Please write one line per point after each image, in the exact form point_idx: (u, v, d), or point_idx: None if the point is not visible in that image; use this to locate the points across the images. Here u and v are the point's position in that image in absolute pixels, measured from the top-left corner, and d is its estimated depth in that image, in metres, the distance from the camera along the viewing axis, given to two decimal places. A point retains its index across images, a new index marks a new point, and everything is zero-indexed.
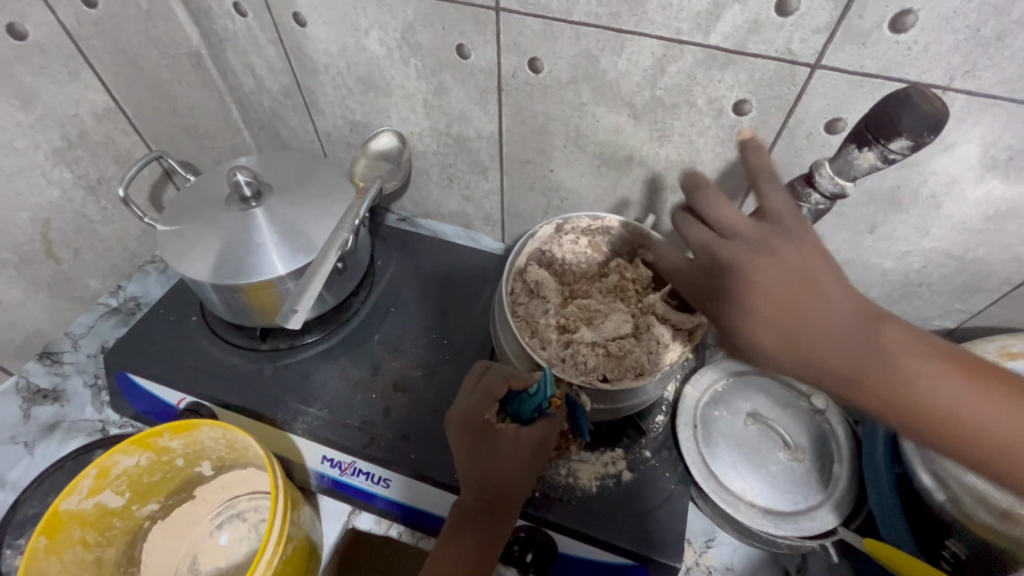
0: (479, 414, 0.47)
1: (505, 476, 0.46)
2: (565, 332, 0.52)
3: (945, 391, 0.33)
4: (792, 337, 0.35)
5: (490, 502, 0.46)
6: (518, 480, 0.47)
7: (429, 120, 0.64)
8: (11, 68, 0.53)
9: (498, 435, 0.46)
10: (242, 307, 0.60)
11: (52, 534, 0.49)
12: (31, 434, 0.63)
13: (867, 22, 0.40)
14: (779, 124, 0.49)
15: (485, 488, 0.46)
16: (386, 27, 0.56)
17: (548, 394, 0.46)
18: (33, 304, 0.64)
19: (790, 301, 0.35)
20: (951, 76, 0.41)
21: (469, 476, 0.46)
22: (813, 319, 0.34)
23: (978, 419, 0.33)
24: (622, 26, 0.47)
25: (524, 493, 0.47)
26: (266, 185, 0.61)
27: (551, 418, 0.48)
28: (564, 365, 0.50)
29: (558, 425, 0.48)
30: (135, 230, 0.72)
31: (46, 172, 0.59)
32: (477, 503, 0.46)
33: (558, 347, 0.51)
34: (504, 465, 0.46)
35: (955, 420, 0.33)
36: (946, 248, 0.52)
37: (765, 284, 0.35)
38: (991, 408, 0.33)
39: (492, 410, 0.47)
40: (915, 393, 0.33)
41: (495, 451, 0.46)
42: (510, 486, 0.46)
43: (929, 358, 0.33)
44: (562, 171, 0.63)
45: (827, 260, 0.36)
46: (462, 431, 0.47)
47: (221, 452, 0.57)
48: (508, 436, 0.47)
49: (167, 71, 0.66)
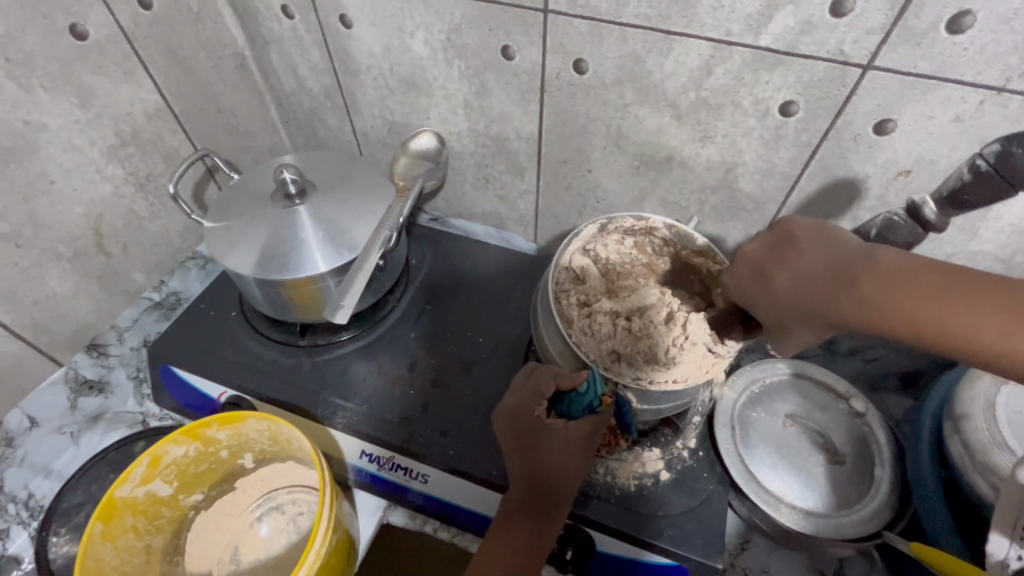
0: (529, 410, 0.48)
1: (556, 470, 0.47)
2: (593, 306, 0.52)
3: (978, 312, 0.31)
4: (795, 301, 0.37)
5: (540, 496, 0.47)
6: (565, 478, 0.47)
7: (468, 120, 0.65)
8: (72, 68, 0.54)
9: (547, 430, 0.47)
10: (284, 303, 0.61)
11: (107, 520, 0.50)
12: (76, 424, 0.64)
13: (922, 23, 0.40)
14: (826, 125, 0.49)
15: (534, 482, 0.47)
16: (432, 28, 0.57)
17: (599, 392, 0.48)
18: (83, 298, 0.66)
19: (782, 266, 0.39)
20: (1006, 78, 0.41)
21: (520, 468, 0.48)
22: (809, 279, 0.37)
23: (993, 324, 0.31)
24: (671, 28, 0.48)
25: (572, 488, 0.48)
26: (310, 183, 0.62)
27: (601, 416, 0.48)
28: (579, 341, 0.50)
29: (606, 421, 0.49)
30: (177, 227, 0.74)
31: (100, 168, 0.61)
32: (526, 499, 0.47)
33: (579, 320, 0.51)
34: (555, 459, 0.47)
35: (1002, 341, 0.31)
36: (993, 250, 0.52)
37: (758, 262, 0.40)
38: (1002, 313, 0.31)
39: (542, 406, 0.48)
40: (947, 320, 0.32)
41: (543, 446, 0.47)
42: (557, 483, 0.47)
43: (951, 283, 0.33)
44: (601, 172, 0.63)
45: (816, 225, 0.39)
46: (513, 426, 0.48)
47: (264, 444, 0.58)
48: (558, 431, 0.48)
49: (214, 72, 0.68)
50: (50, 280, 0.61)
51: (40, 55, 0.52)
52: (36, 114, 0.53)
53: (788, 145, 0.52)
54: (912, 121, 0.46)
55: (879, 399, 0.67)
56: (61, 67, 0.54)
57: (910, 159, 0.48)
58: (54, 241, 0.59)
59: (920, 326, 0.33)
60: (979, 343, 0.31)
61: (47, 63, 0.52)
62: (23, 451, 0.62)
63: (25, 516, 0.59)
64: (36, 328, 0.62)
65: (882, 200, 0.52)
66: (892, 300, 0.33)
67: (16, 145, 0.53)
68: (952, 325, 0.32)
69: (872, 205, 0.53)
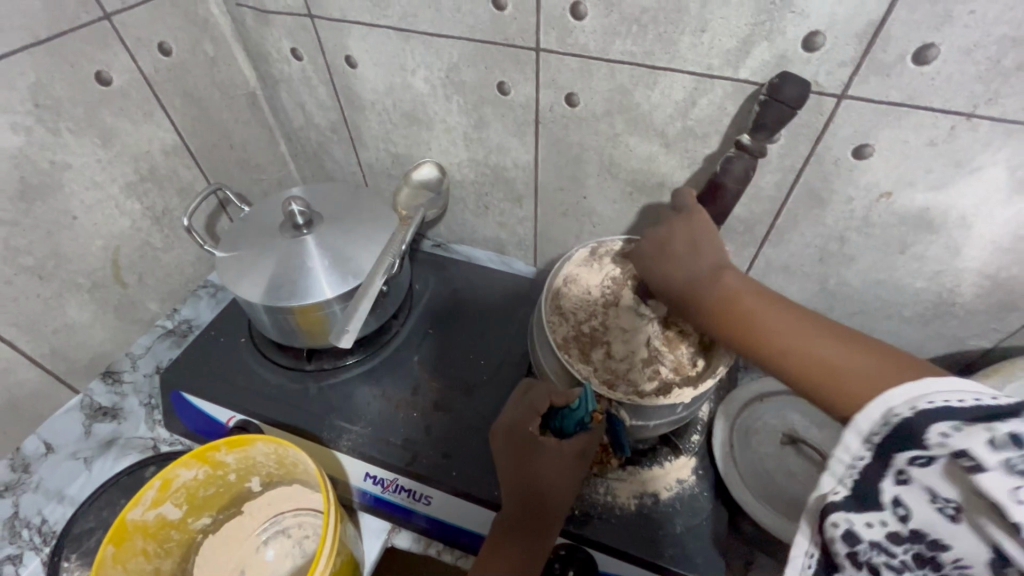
0: (524, 425, 0.50)
1: (548, 487, 0.48)
2: (594, 293, 0.59)
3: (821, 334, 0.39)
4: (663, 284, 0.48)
5: (533, 512, 0.48)
6: (560, 494, 0.49)
7: (468, 151, 0.68)
8: (95, 110, 0.58)
9: (541, 445, 0.49)
10: (291, 329, 0.64)
11: (118, 543, 0.52)
12: (90, 450, 0.66)
13: (890, 55, 0.43)
14: (807, 150, 0.51)
15: (528, 497, 0.48)
16: (431, 67, 0.61)
17: (590, 409, 0.49)
18: (100, 326, 0.68)
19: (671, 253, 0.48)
20: (974, 104, 0.43)
21: (515, 486, 0.49)
22: (684, 271, 0.47)
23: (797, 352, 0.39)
24: (655, 63, 0.50)
25: (565, 505, 0.49)
26: (317, 215, 0.65)
27: (593, 432, 0.50)
28: (587, 321, 0.58)
29: (598, 439, 0.50)
30: (191, 258, 0.77)
31: (119, 204, 0.64)
32: (522, 515, 0.48)
33: (588, 310, 0.58)
34: (548, 474, 0.48)
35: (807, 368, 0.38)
36: (979, 267, 0.53)
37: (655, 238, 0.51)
38: (815, 349, 0.38)
39: (536, 422, 0.50)
40: (782, 333, 0.40)
41: (536, 460, 0.49)
42: (551, 498, 0.48)
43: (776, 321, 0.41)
44: (595, 198, 0.66)
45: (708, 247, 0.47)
46: (508, 442, 0.50)
47: (271, 467, 0.60)
48: (551, 446, 0.49)
49: (227, 110, 0.72)
50: (69, 310, 0.64)
51: (67, 100, 0.56)
52: (62, 154, 0.57)
53: (771, 169, 0.54)
54: (888, 146, 0.48)
55: None
56: (85, 110, 0.57)
57: (889, 181, 0.50)
58: (75, 272, 0.63)
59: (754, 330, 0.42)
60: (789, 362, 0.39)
61: (74, 107, 0.56)
62: (38, 476, 0.63)
63: (38, 541, 0.60)
64: (55, 356, 0.65)
65: (866, 218, 0.54)
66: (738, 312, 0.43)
67: (43, 183, 0.57)
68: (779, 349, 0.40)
69: (857, 224, 0.55)
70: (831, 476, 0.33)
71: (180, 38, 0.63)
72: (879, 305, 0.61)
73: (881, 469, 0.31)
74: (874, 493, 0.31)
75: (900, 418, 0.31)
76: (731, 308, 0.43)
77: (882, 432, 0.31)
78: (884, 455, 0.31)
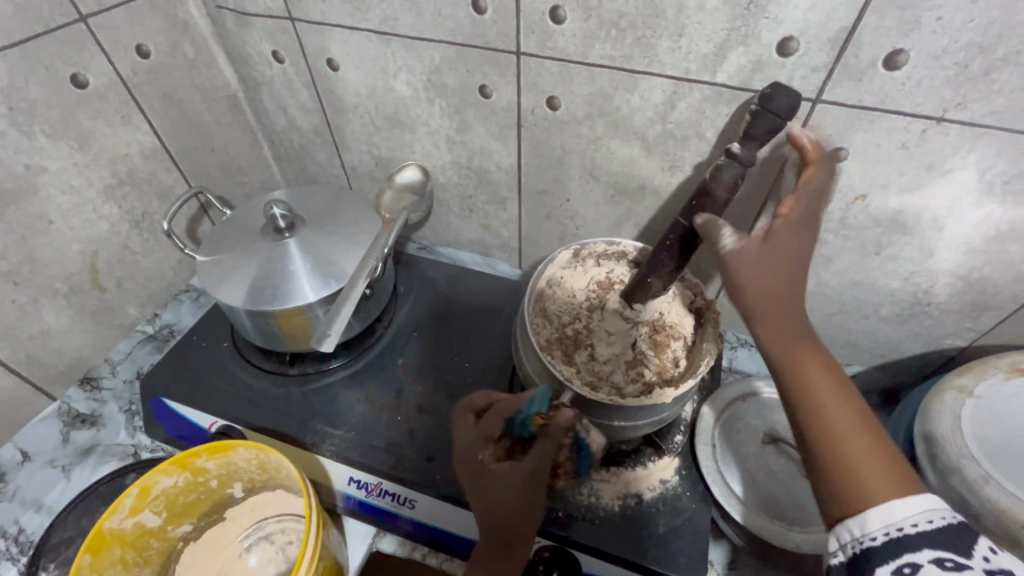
0: (476, 453, 0.51)
1: (505, 512, 0.49)
2: (580, 297, 0.59)
3: (850, 412, 0.37)
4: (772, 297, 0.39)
5: (498, 537, 0.50)
6: (519, 516, 0.50)
7: (451, 154, 0.68)
8: (71, 113, 0.57)
9: (490, 472, 0.50)
10: (274, 333, 0.63)
11: (95, 552, 0.51)
12: (68, 458, 0.65)
13: (862, 60, 0.44)
14: (784, 153, 0.52)
15: (489, 524, 0.50)
16: (413, 70, 0.61)
17: (535, 410, 0.50)
18: (78, 331, 0.67)
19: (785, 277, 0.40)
20: (944, 108, 0.44)
21: (477, 514, 0.50)
22: (790, 300, 0.40)
23: (833, 412, 0.37)
24: (634, 67, 0.51)
25: (528, 524, 0.50)
26: (299, 218, 0.64)
27: (543, 443, 0.50)
28: (572, 323, 0.58)
29: (549, 450, 0.50)
30: (172, 262, 0.76)
31: (97, 208, 0.64)
32: (489, 539, 0.50)
33: (574, 313, 0.58)
34: (501, 500, 0.49)
35: (839, 427, 0.36)
36: (953, 268, 0.54)
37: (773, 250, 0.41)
38: (845, 416, 0.37)
39: (485, 450, 0.51)
40: (828, 391, 0.37)
41: (489, 486, 0.50)
42: (511, 522, 0.49)
43: (830, 383, 0.38)
44: (578, 201, 0.66)
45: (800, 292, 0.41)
46: (464, 472, 0.52)
47: (253, 473, 0.59)
48: (501, 472, 0.50)
49: (208, 113, 0.71)
50: (46, 315, 0.63)
51: (42, 103, 0.55)
52: (37, 157, 0.56)
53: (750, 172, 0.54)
54: (862, 149, 0.49)
55: None
56: (61, 113, 0.57)
57: (864, 184, 0.51)
58: (52, 278, 0.62)
59: (812, 380, 0.38)
60: (822, 413, 0.37)
61: (49, 110, 0.56)
62: (15, 485, 0.62)
63: (14, 552, 0.59)
64: (31, 363, 0.64)
65: (842, 220, 0.55)
66: (812, 362, 0.38)
67: (17, 187, 0.56)
68: (824, 404, 0.37)
69: (834, 225, 0.55)
70: (839, 537, 0.35)
71: (159, 41, 0.63)
72: (857, 305, 0.62)
73: (898, 552, 0.32)
74: (871, 569, 0.33)
75: (938, 517, 0.32)
76: (808, 355, 0.39)
77: (915, 522, 0.32)
78: (913, 541, 0.32)
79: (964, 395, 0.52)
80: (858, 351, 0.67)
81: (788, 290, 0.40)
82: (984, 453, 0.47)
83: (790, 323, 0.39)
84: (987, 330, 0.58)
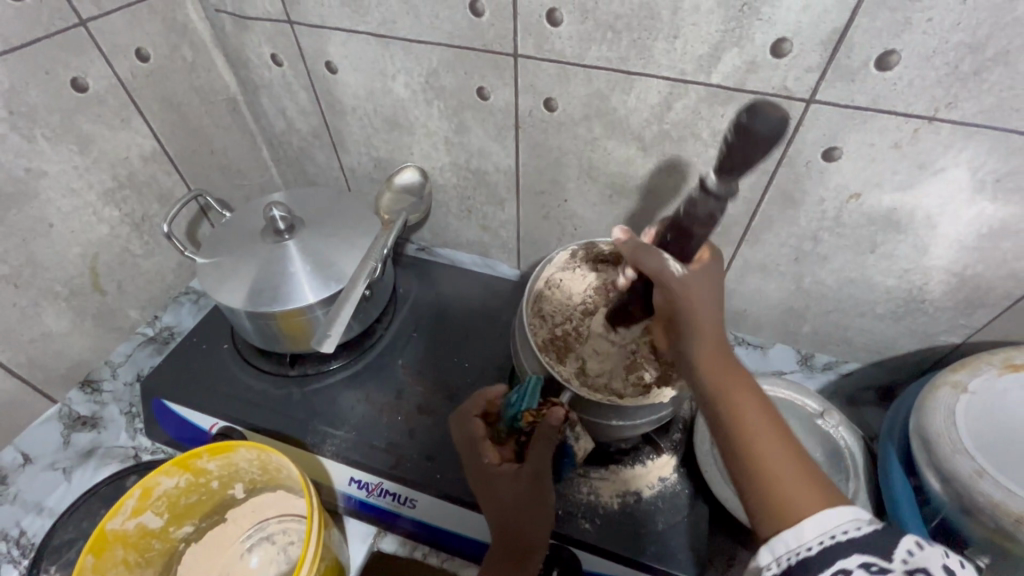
0: (480, 458, 0.53)
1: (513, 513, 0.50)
2: (578, 301, 0.60)
3: (776, 435, 0.37)
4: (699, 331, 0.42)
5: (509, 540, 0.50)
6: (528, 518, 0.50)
7: (449, 156, 0.69)
8: (70, 117, 0.58)
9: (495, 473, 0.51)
10: (274, 334, 0.63)
11: (98, 553, 0.51)
12: (69, 461, 0.65)
13: (855, 61, 0.44)
14: (779, 152, 0.52)
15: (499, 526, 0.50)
16: (411, 73, 0.61)
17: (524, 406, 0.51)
18: (78, 334, 0.68)
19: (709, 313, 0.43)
20: (935, 108, 0.45)
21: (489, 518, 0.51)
22: (717, 338, 0.43)
23: (761, 434, 0.37)
24: (631, 68, 0.51)
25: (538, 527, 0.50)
26: (298, 220, 0.65)
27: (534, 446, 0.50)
28: (569, 325, 0.58)
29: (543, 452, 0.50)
30: (172, 264, 0.76)
31: (97, 211, 0.64)
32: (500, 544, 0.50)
33: (571, 317, 0.59)
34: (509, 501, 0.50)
35: (768, 450, 0.36)
36: (947, 265, 0.55)
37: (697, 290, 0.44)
38: (772, 439, 0.37)
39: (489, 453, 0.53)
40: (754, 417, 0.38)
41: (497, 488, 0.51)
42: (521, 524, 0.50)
43: (756, 409, 0.39)
44: (576, 201, 0.66)
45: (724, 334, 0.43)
46: (472, 476, 0.53)
47: (255, 474, 0.60)
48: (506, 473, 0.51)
49: (207, 116, 0.71)
50: (46, 318, 0.63)
51: (42, 107, 0.55)
52: (37, 161, 0.57)
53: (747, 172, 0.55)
54: (856, 149, 0.49)
55: (857, 412, 0.69)
56: (61, 117, 0.57)
57: (858, 183, 0.52)
58: (52, 280, 0.62)
59: (737, 403, 0.39)
60: (748, 436, 0.37)
61: (49, 114, 0.56)
62: (16, 488, 0.62)
63: (15, 554, 0.59)
64: (32, 365, 0.64)
65: (837, 219, 0.55)
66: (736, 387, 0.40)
67: (18, 191, 0.56)
68: (753, 428, 0.37)
69: (829, 224, 0.56)
70: (773, 550, 0.34)
71: (158, 44, 0.63)
72: (853, 302, 0.63)
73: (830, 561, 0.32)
74: None
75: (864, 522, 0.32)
76: (737, 386, 0.40)
77: (844, 529, 0.32)
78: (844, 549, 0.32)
79: (958, 391, 0.52)
80: (855, 348, 0.68)
81: (708, 327, 0.43)
82: (977, 448, 0.48)
83: (719, 356, 0.42)
84: (979, 326, 0.58)
